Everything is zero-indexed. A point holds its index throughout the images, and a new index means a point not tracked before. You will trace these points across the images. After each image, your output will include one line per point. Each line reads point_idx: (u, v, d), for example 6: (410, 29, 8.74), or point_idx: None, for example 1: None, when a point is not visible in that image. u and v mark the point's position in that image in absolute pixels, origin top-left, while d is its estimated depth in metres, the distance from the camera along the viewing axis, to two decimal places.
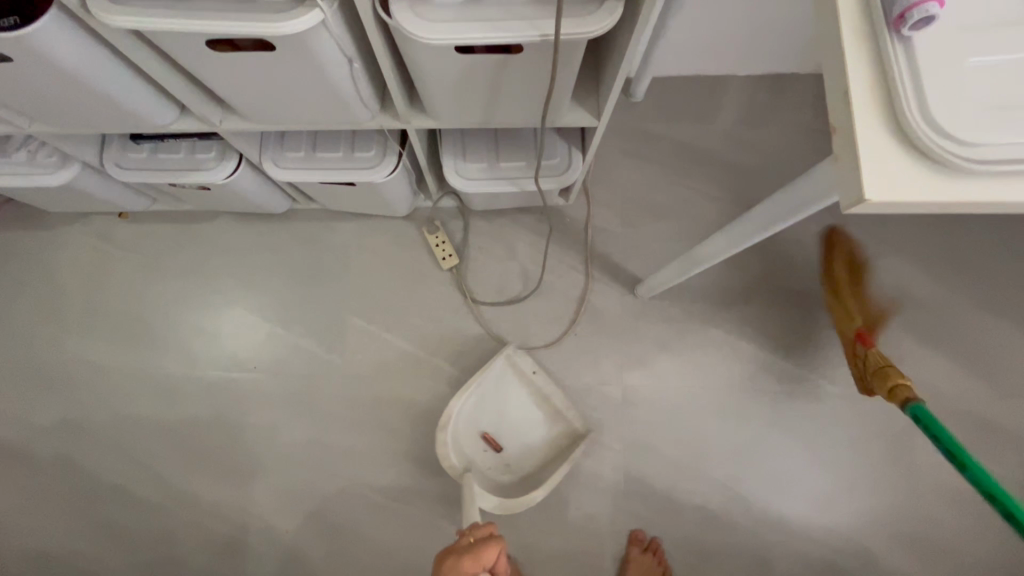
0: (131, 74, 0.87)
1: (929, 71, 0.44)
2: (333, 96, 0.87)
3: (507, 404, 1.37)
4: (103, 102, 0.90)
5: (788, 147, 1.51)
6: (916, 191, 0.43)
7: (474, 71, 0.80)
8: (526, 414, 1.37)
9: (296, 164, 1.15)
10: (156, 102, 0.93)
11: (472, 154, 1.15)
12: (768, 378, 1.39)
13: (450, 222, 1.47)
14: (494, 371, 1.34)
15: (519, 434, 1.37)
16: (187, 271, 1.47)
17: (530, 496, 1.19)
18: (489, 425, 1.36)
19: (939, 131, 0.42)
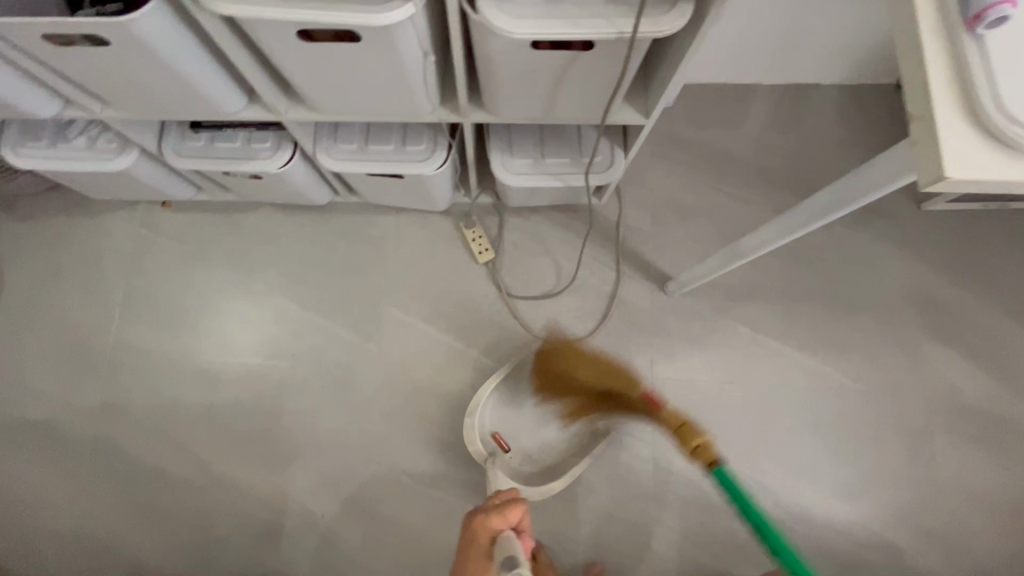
0: (211, 62, 0.92)
1: (1003, 66, 0.49)
2: (403, 87, 0.92)
3: (532, 400, 1.40)
4: (181, 89, 0.94)
5: (811, 153, 1.57)
6: (991, 170, 0.48)
7: (543, 66, 0.85)
8: (548, 411, 1.40)
9: (349, 156, 1.19)
10: (229, 90, 0.98)
11: (519, 150, 1.20)
12: (792, 374, 1.44)
13: (486, 218, 1.51)
14: (522, 366, 1.40)
15: (542, 430, 1.39)
16: (228, 260, 1.51)
17: (550, 487, 1.28)
18: (518, 419, 1.39)
19: (1011, 118, 0.47)
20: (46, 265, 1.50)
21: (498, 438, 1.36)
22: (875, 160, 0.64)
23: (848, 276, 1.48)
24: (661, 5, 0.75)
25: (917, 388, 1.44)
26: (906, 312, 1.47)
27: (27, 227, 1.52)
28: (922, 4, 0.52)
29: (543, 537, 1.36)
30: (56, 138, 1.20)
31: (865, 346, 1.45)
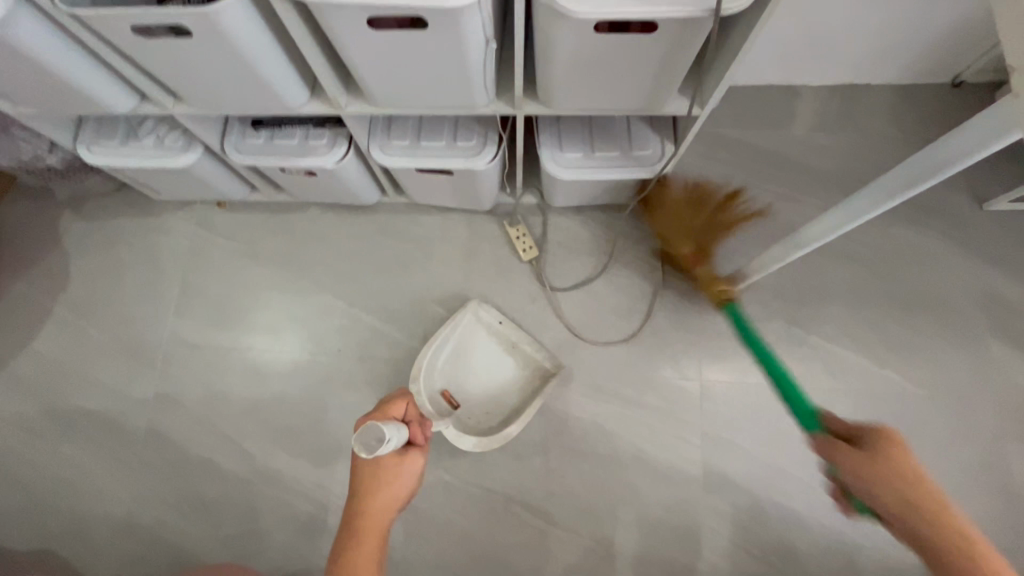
0: (279, 54, 0.96)
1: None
2: (460, 75, 0.93)
3: (481, 360, 1.42)
4: (251, 81, 0.98)
5: (862, 153, 1.54)
6: None
7: (604, 48, 0.85)
8: (495, 364, 1.42)
9: (401, 152, 1.22)
10: (294, 83, 1.02)
11: (568, 144, 1.21)
12: (849, 378, 1.38)
13: (529, 217, 1.52)
14: (463, 329, 1.41)
15: (494, 383, 1.41)
16: (278, 257, 1.55)
17: (509, 432, 1.29)
18: (472, 379, 1.40)
19: None
20: (107, 263, 1.57)
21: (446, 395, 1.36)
22: (967, 123, 0.66)
23: (907, 277, 1.43)
24: None
25: (987, 394, 1.36)
26: (973, 316, 1.40)
27: (92, 225, 1.59)
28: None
29: (588, 542, 1.32)
30: (127, 137, 1.27)
31: (927, 351, 1.38)
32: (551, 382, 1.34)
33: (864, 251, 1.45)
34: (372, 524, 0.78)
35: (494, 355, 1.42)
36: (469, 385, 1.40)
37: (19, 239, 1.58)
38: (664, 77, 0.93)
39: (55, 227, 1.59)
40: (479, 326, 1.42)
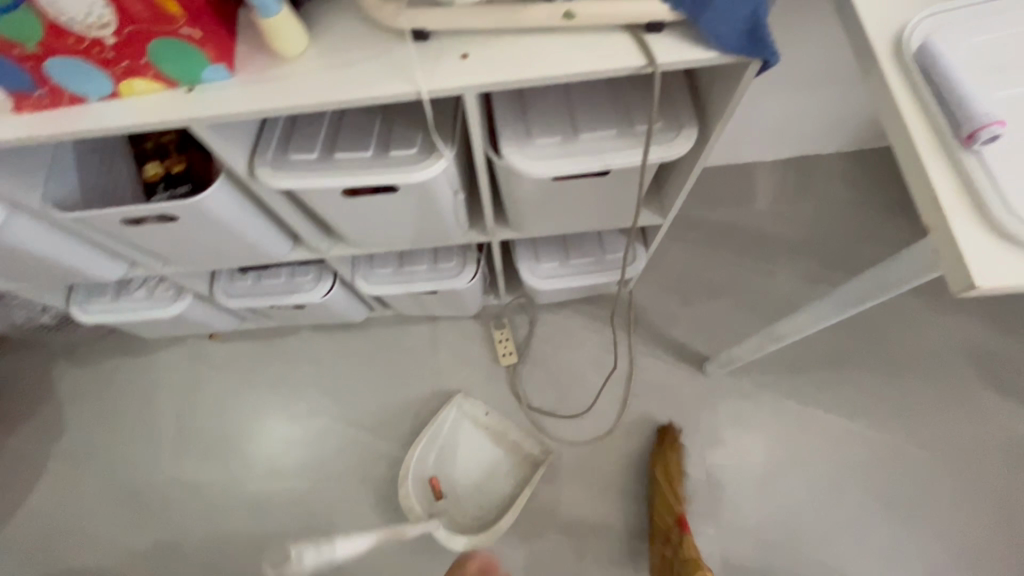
0: (263, 219, 1.01)
1: (1002, 179, 0.53)
2: (433, 217, 0.99)
3: (471, 452, 1.44)
4: (236, 244, 1.03)
5: (824, 219, 1.62)
6: (1016, 272, 0.51)
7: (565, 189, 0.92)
8: (485, 454, 1.43)
9: (386, 279, 1.28)
10: (278, 238, 1.07)
11: (544, 255, 1.27)
12: (852, 446, 1.38)
13: (514, 317, 1.55)
14: (450, 422, 1.44)
15: (484, 472, 1.42)
16: (272, 384, 1.56)
17: (500, 525, 1.28)
18: (463, 469, 1.42)
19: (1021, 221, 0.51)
20: (101, 408, 1.56)
21: (433, 484, 1.37)
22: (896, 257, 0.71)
23: (889, 336, 1.46)
24: (668, 130, 0.82)
25: (988, 446, 1.37)
26: (959, 367, 1.43)
27: (85, 372, 1.60)
28: (918, 128, 0.57)
29: None
30: (120, 292, 1.31)
31: (923, 408, 1.40)
32: (541, 470, 1.35)
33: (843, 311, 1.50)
34: None
35: (483, 447, 1.44)
36: (458, 477, 1.41)
37: (12, 393, 1.58)
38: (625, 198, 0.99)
39: (48, 378, 1.60)
40: (466, 418, 1.45)
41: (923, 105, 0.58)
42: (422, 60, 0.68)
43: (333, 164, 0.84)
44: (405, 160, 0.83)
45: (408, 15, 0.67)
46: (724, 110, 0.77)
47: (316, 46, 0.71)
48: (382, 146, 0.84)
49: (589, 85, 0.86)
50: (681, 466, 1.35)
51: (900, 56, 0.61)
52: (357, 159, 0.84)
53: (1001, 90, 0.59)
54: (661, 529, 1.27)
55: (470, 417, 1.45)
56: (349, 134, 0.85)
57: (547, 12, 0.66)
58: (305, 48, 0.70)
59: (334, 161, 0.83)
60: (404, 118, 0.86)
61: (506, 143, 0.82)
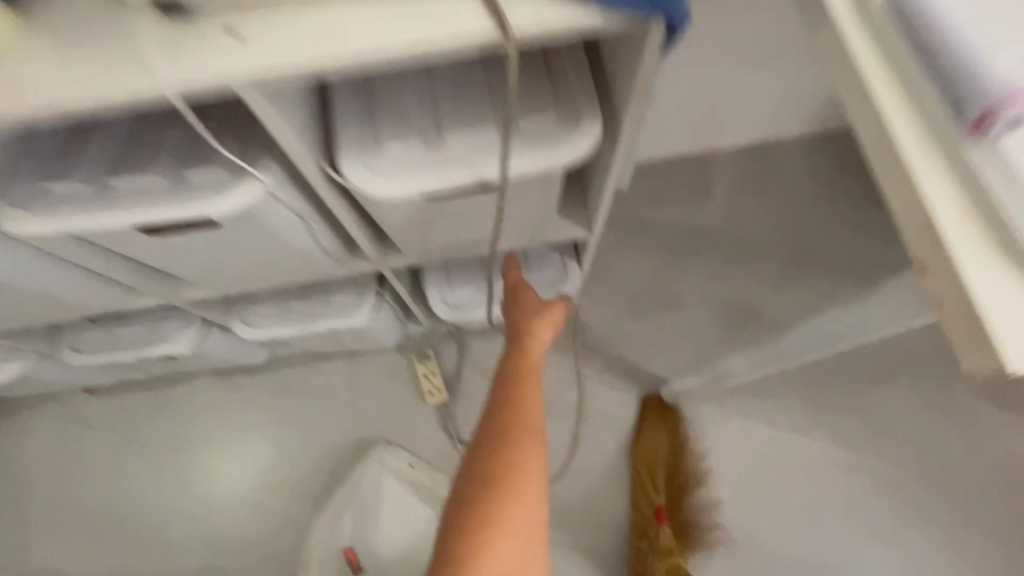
0: (70, 267, 0.82)
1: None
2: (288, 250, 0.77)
3: (394, 513, 1.24)
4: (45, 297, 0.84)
5: (789, 212, 1.43)
6: None
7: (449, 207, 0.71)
8: (410, 514, 1.24)
9: (268, 319, 1.06)
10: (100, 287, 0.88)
11: (459, 279, 1.05)
12: (832, 474, 1.21)
13: (442, 347, 1.34)
14: (368, 479, 1.24)
15: (409, 536, 1.22)
16: (164, 443, 1.33)
17: None
18: (387, 531, 1.23)
19: None
20: None
21: (349, 556, 1.18)
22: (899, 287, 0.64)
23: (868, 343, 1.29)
24: (565, 125, 0.61)
25: (980, 463, 1.21)
26: (944, 373, 1.27)
27: None
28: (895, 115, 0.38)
29: None
30: None
31: (908, 425, 1.24)
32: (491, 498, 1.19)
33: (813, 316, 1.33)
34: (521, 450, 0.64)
35: (409, 506, 1.24)
36: (378, 542, 1.22)
37: None
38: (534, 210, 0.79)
39: None
40: (389, 473, 1.25)
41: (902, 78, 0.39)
42: (174, 48, 0.46)
43: (109, 197, 0.60)
44: (208, 184, 0.60)
45: None
46: (634, 97, 0.57)
47: (20, 35, 0.48)
48: (177, 166, 0.61)
49: (461, 70, 0.64)
50: (670, 448, 1.22)
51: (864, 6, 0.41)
52: (142, 186, 0.61)
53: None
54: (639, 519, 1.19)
55: (392, 472, 1.25)
56: (134, 153, 0.62)
57: None
58: (9, 40, 0.47)
59: (109, 192, 0.60)
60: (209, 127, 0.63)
61: (347, 154, 0.61)
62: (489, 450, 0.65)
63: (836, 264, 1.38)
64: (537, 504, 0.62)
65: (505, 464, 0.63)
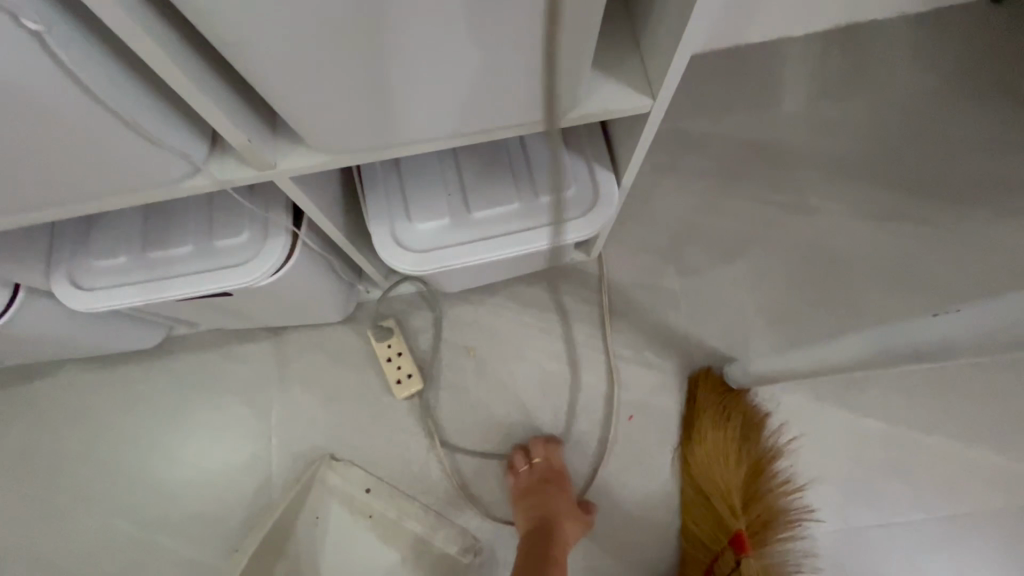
0: None
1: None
2: (33, 101, 0.38)
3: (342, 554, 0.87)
4: None
5: (896, 121, 1.02)
6: None
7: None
8: (365, 558, 0.87)
9: (111, 279, 0.64)
10: None
11: (421, 206, 0.64)
12: (977, 491, 0.83)
13: (410, 318, 0.94)
14: (307, 505, 0.88)
15: None
16: (17, 461, 0.94)
17: None
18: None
19: None
20: None
21: None
22: None
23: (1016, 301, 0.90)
24: None
25: None
26: None
27: None
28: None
29: None
30: None
31: None
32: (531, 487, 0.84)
33: (936, 264, 0.94)
34: None
35: (361, 545, 0.87)
36: None
37: None
38: (554, 14, 0.38)
39: None
40: (335, 497, 0.89)
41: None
42: None
43: None
44: None
45: None
46: None
47: None
48: None
49: None
50: (740, 441, 0.84)
51: None
52: None
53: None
54: (698, 551, 0.81)
55: (342, 496, 0.89)
56: None
57: None
58: None
59: None
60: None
61: None
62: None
63: (967, 190, 0.97)
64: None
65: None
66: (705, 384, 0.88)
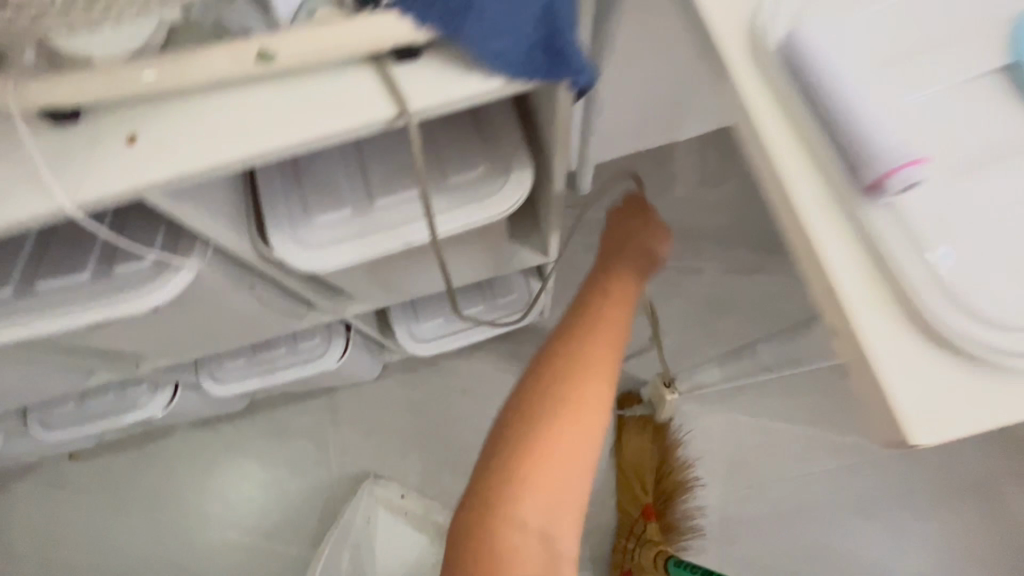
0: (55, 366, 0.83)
1: (944, 231, 0.33)
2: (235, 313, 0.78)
3: (387, 536, 1.26)
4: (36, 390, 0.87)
5: (754, 198, 1.41)
6: (966, 414, 0.31)
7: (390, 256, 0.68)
8: (405, 541, 1.25)
9: (237, 374, 1.04)
10: (73, 375, 0.88)
11: (425, 312, 1.05)
12: (815, 459, 1.21)
13: (420, 372, 1.34)
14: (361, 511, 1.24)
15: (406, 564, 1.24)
16: (153, 498, 1.33)
17: None
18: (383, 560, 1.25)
19: (952, 325, 0.31)
20: None
21: None
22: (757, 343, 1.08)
23: None
24: (496, 177, 0.60)
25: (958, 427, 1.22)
26: None
27: None
28: (793, 159, 0.36)
29: None
30: None
31: None
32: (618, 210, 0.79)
33: (785, 302, 1.33)
34: (581, 380, 0.56)
35: (401, 532, 1.26)
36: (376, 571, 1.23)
37: None
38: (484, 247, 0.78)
39: None
40: (381, 503, 1.27)
41: (793, 113, 0.36)
42: (60, 160, 0.45)
43: (78, 311, 0.59)
44: (138, 278, 0.59)
45: (18, 92, 0.42)
46: (557, 138, 0.54)
47: None
48: (105, 261, 0.61)
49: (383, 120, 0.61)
50: (652, 444, 1.22)
51: (756, 61, 0.38)
52: (92, 290, 0.60)
53: (952, 74, 0.35)
54: (625, 519, 1.20)
55: (385, 502, 1.26)
56: (60, 253, 0.61)
57: (232, 52, 0.43)
58: None
59: (55, 301, 0.59)
60: (119, 209, 0.60)
61: (275, 229, 0.59)
62: (536, 398, 0.56)
63: None
64: (583, 472, 0.53)
65: (559, 400, 0.55)
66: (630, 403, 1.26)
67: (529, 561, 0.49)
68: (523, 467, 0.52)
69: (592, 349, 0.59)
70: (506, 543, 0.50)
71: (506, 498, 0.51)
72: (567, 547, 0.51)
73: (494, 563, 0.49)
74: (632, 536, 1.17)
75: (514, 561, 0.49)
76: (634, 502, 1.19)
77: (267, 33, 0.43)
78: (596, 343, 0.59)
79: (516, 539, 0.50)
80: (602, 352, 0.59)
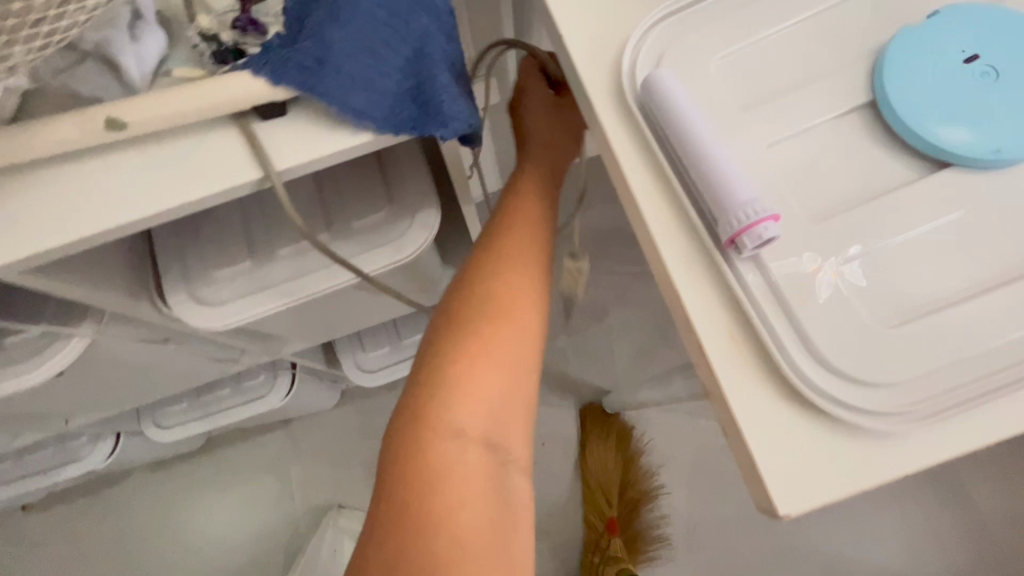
0: None
1: (809, 270, 0.32)
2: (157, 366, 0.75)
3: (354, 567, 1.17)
4: None
5: None
6: (828, 480, 0.30)
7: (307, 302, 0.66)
8: None
9: (180, 418, 1.02)
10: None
11: (371, 341, 1.03)
12: None
13: (380, 398, 1.31)
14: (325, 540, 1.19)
15: None
16: (113, 545, 1.30)
17: None
18: None
19: (812, 386, 0.30)
20: None
21: None
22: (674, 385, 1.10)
23: None
24: (400, 218, 0.59)
25: None
26: None
27: None
28: (651, 204, 0.34)
29: None
30: None
31: None
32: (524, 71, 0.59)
33: None
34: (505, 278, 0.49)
35: None
36: None
37: None
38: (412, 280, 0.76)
39: None
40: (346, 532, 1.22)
41: (655, 162, 0.35)
42: None
43: None
44: (28, 350, 0.56)
45: None
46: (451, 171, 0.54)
47: None
48: None
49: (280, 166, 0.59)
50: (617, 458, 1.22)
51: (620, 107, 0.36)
52: None
53: (808, 120, 0.34)
54: (591, 533, 1.22)
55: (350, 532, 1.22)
56: None
57: (79, 121, 0.39)
58: None
59: None
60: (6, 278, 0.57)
61: (173, 288, 0.57)
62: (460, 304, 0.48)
63: None
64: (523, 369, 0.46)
65: (488, 298, 0.48)
66: (593, 415, 1.25)
67: (472, 468, 0.42)
68: (455, 370, 0.44)
69: (515, 243, 0.51)
70: (444, 458, 0.42)
71: (439, 407, 0.43)
72: (513, 452, 0.45)
73: (430, 478, 0.41)
74: (597, 550, 1.20)
75: (453, 474, 0.42)
76: (598, 516, 1.21)
77: (113, 101, 0.39)
78: (532, 232, 0.52)
79: (453, 450, 0.42)
80: (539, 243, 0.52)
